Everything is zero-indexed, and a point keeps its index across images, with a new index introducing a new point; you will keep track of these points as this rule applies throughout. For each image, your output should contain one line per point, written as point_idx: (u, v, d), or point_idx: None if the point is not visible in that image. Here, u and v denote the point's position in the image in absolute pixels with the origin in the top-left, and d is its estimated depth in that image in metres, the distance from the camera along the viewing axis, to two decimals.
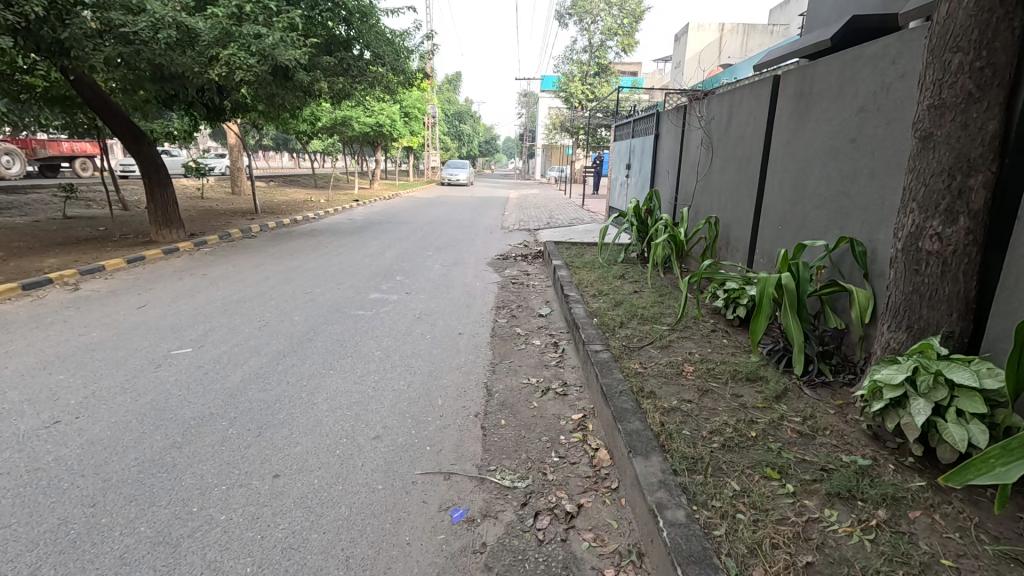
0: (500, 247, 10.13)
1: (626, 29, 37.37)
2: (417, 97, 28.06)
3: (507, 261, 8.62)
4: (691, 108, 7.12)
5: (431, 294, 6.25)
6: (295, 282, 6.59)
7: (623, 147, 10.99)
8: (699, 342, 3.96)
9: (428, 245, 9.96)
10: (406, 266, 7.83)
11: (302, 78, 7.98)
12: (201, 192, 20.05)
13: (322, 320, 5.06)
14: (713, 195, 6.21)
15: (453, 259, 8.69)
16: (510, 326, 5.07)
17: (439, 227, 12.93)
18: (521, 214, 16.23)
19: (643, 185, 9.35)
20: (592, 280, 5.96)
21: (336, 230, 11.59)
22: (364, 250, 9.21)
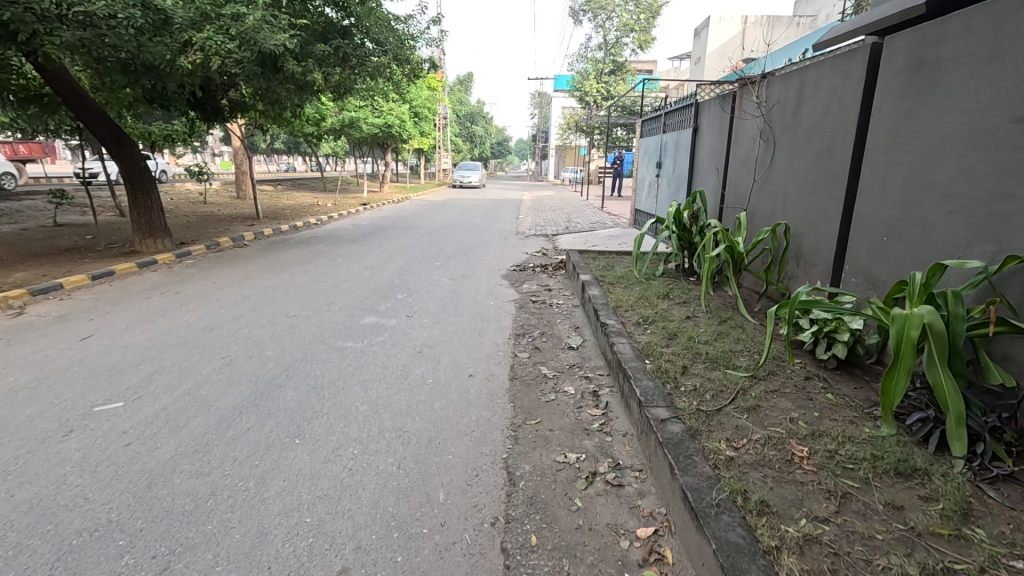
0: (516, 256, 9.09)
1: (643, 25, 36.16)
2: (427, 98, 27.19)
3: (524, 274, 7.58)
4: (742, 93, 6.04)
5: (436, 318, 5.25)
6: (279, 302, 5.66)
7: (653, 143, 9.87)
8: (797, 401, 2.89)
9: (436, 255, 8.98)
10: (410, 281, 6.85)
11: (292, 69, 7.06)
12: (204, 197, 19.34)
13: (302, 356, 4.10)
14: (777, 196, 5.12)
15: (463, 271, 7.69)
16: (535, 365, 4.03)
17: (449, 233, 11.92)
18: (537, 218, 15.18)
19: (679, 185, 8.25)
20: (631, 302, 4.91)
21: (337, 237, 10.66)
22: (365, 261, 8.25)
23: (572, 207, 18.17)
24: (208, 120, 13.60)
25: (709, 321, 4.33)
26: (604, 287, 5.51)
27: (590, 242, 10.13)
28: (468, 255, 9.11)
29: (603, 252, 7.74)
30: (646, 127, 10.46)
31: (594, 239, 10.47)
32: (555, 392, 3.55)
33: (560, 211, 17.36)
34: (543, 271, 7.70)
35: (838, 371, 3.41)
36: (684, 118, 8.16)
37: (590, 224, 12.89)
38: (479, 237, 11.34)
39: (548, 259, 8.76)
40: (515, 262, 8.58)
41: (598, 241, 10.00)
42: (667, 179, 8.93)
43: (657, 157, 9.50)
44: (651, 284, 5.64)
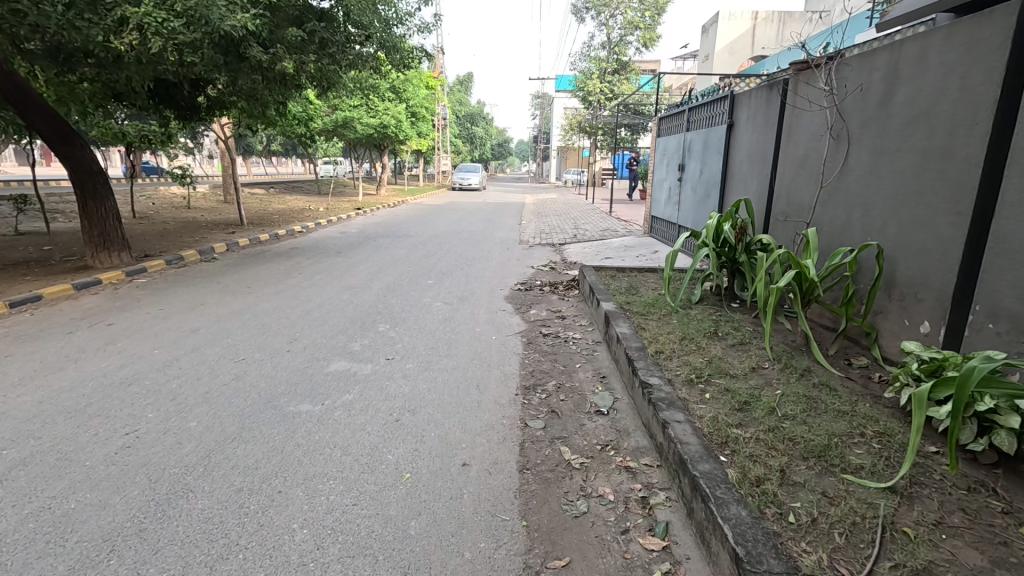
0: (520, 271, 8.04)
1: (648, 23, 35.18)
2: (425, 97, 26.17)
3: (531, 295, 6.51)
4: (798, 82, 4.98)
5: (422, 361, 4.17)
6: (232, 338, 4.60)
7: (673, 142, 8.80)
8: (984, 547, 1.81)
9: (429, 269, 7.92)
10: (397, 306, 5.78)
11: (256, 56, 6.00)
12: (188, 201, 18.33)
13: (236, 429, 3.03)
14: (856, 209, 4.05)
15: (460, 291, 6.62)
16: (553, 445, 2.95)
17: (446, 242, 10.86)
18: (541, 224, 14.13)
19: (708, 191, 7.19)
20: (672, 343, 3.83)
21: (321, 249, 9.60)
22: (346, 278, 7.19)
23: (577, 212, 17.12)
24: (184, 118, 12.58)
25: (786, 379, 3.23)
26: (633, 319, 4.45)
27: (603, 254, 9.06)
28: (466, 269, 8.08)
29: (622, 268, 6.66)
30: (666, 126, 9.39)
31: (606, 250, 9.39)
32: (585, 497, 2.47)
33: (566, 215, 16.30)
34: (553, 292, 6.62)
35: (1001, 470, 2.33)
36: (715, 114, 7.10)
37: (600, 231, 11.83)
38: (479, 247, 10.28)
39: (557, 276, 7.68)
40: (519, 278, 7.51)
41: (613, 254, 8.92)
42: (692, 182, 7.86)
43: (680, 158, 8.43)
44: (691, 316, 4.55)
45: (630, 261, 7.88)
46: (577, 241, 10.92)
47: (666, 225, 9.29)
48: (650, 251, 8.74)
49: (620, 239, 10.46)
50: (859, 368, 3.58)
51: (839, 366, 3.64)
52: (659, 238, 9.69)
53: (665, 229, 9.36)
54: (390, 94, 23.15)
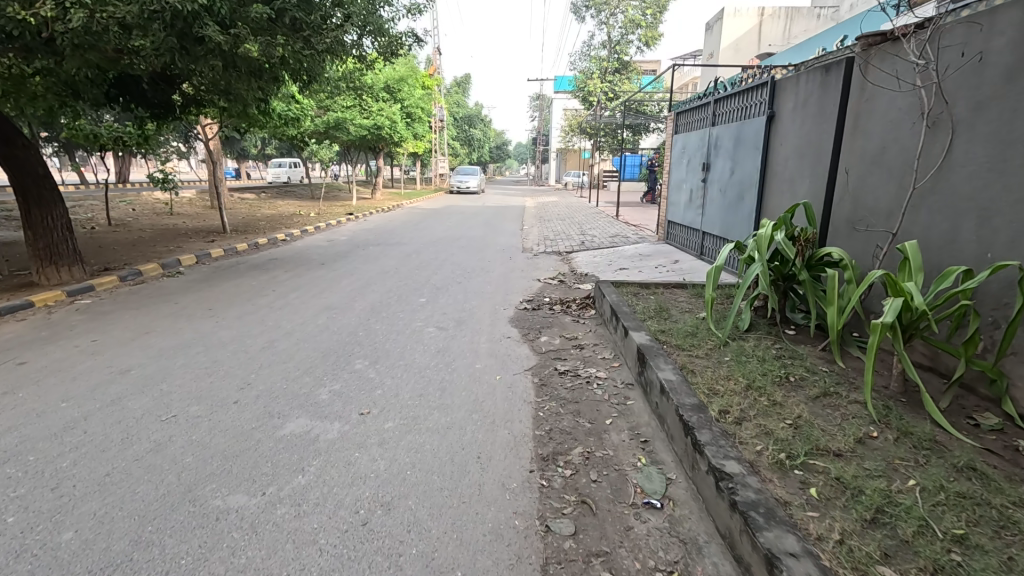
0: (525, 285, 7.11)
1: (649, 21, 34.44)
2: (421, 97, 25.31)
3: (539, 316, 5.58)
4: (868, 60, 4.07)
5: (406, 415, 3.24)
6: (170, 382, 3.68)
7: (695, 139, 7.88)
8: None
9: (422, 284, 7.00)
10: (381, 333, 4.86)
11: (210, 36, 5.14)
12: (171, 207, 17.42)
13: (127, 545, 2.08)
14: (968, 217, 3.12)
15: (456, 311, 5.69)
16: (591, 571, 2.01)
17: (442, 251, 9.93)
18: (545, 230, 13.21)
19: (741, 194, 6.28)
20: (735, 396, 2.91)
21: (304, 260, 8.68)
22: (326, 296, 6.26)
23: (582, 215, 16.24)
24: (158, 118, 11.71)
25: (911, 458, 2.31)
26: (674, 357, 3.52)
27: (617, 264, 8.12)
28: (464, 282, 7.15)
29: (645, 284, 5.73)
30: (685, 122, 8.48)
31: (619, 260, 8.46)
32: None
33: (570, 219, 15.42)
34: (565, 312, 5.69)
35: None
36: (749, 105, 6.19)
37: (610, 237, 10.90)
38: (478, 256, 9.36)
39: (568, 291, 6.76)
40: (525, 294, 6.59)
41: (628, 265, 7.99)
42: (719, 184, 6.95)
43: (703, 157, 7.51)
44: (746, 353, 3.62)
45: (651, 274, 6.96)
46: (585, 248, 10.00)
47: (686, 231, 8.36)
48: (670, 261, 7.81)
49: (633, 246, 9.53)
50: (996, 435, 2.64)
51: (966, 429, 2.71)
52: (678, 245, 8.76)
53: (685, 236, 8.44)
54: (384, 94, 22.27)
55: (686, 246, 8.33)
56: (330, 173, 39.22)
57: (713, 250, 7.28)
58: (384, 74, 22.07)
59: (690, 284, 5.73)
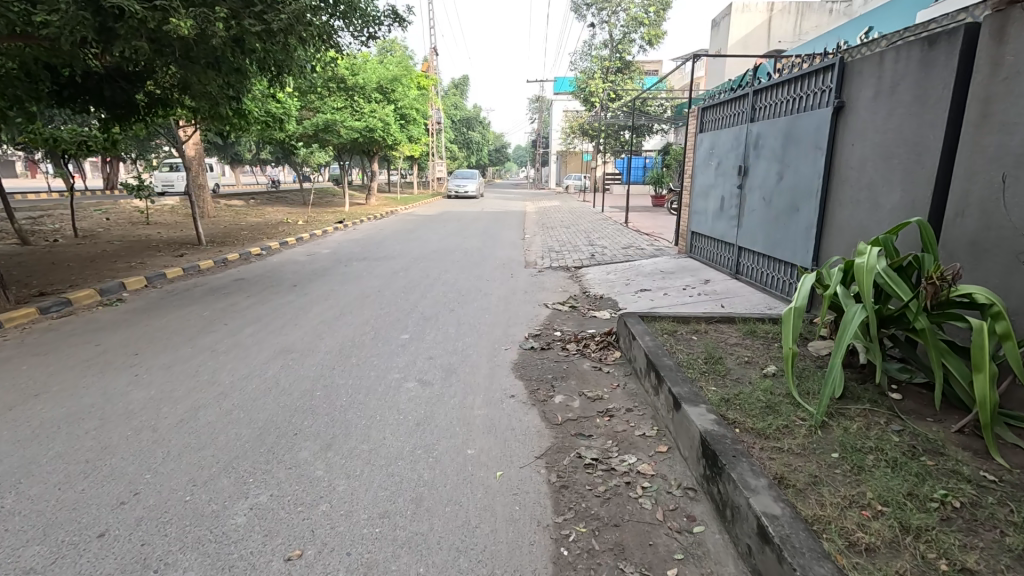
0: (530, 312, 5.98)
1: (652, 19, 33.44)
2: (416, 97, 24.24)
3: (550, 361, 4.45)
4: (1007, 27, 2.96)
5: (357, 562, 2.09)
6: (25, 489, 2.55)
7: (726, 139, 6.78)
8: None
9: (407, 312, 5.88)
10: (347, 391, 3.73)
11: None
12: (148, 216, 16.32)
13: None
14: None
15: (445, 353, 4.56)
16: None
17: (434, 266, 8.81)
18: (549, 239, 12.08)
19: (792, 203, 5.17)
20: (887, 554, 1.78)
21: (274, 280, 7.56)
22: (288, 331, 5.15)
23: (588, 222, 15.13)
24: (121, 120, 10.62)
25: None
26: (758, 458, 2.39)
27: (637, 284, 6.99)
28: (457, 309, 6.02)
29: (682, 317, 4.60)
30: (713, 119, 7.39)
31: (637, 278, 7.33)
32: None
33: (575, 226, 14.32)
34: (583, 355, 4.55)
35: None
36: (802, 96, 5.10)
37: (622, 249, 9.77)
38: (475, 273, 8.23)
39: (582, 322, 5.63)
40: (530, 326, 5.46)
41: (648, 286, 6.86)
42: (760, 191, 5.85)
43: (739, 158, 6.42)
44: (861, 445, 2.49)
45: (680, 301, 5.82)
46: (596, 263, 8.85)
47: (716, 244, 7.23)
48: (699, 282, 6.68)
49: (651, 260, 8.41)
50: None
51: None
52: (704, 259, 7.63)
53: (713, 250, 7.31)
54: (377, 95, 21.19)
55: (715, 261, 7.21)
56: (327, 176, 38.26)
57: (752, 269, 6.15)
58: (377, 74, 21.02)
59: (737, 318, 4.59)
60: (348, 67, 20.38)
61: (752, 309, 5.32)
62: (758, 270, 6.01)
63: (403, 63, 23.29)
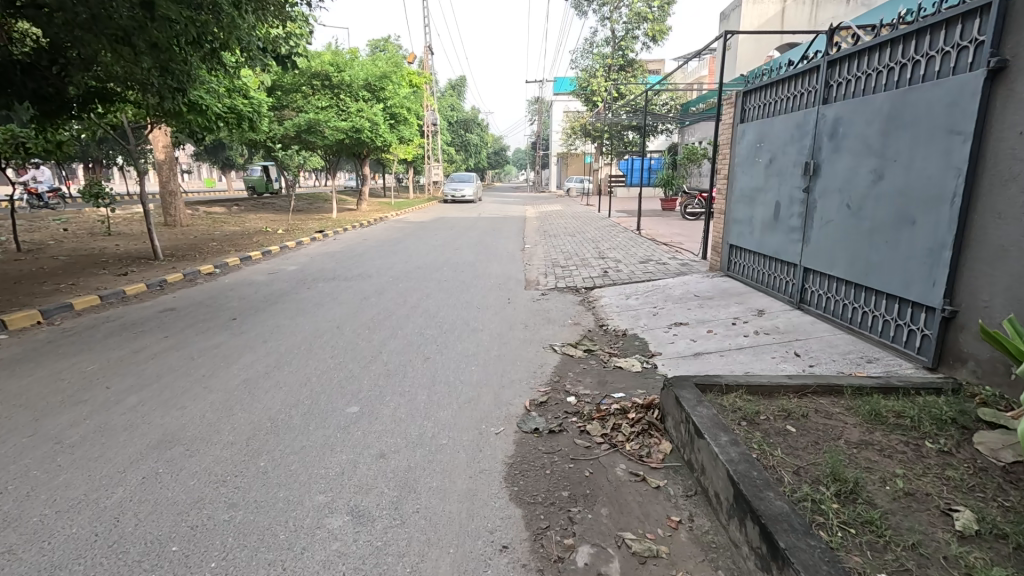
0: (532, 360, 4.46)
1: (657, 14, 32.07)
2: (409, 96, 22.85)
3: (565, 458, 2.93)
4: None
5: None
6: None
7: (782, 128, 5.31)
8: None
9: (366, 363, 4.36)
10: (226, 543, 2.21)
11: None
12: (110, 226, 14.84)
13: None
14: None
15: (407, 446, 3.04)
16: None
17: (414, 288, 7.30)
18: (552, 251, 10.56)
19: (902, 211, 3.67)
20: None
21: (212, 311, 6.05)
22: (190, 401, 3.62)
23: (594, 229, 13.68)
24: (52, 117, 9.09)
25: None
26: None
27: (668, 316, 5.46)
28: (434, 357, 4.50)
29: (758, 388, 3.08)
30: (760, 106, 5.92)
31: (667, 308, 5.81)
32: None
33: (581, 234, 12.85)
34: (613, 448, 3.03)
35: None
36: (915, 60, 3.62)
37: (640, 265, 8.26)
38: (463, 297, 6.71)
39: (603, 377, 4.10)
40: (534, 385, 3.94)
41: (683, 318, 5.34)
42: (840, 195, 4.37)
43: (802, 152, 4.94)
44: None
45: (735, 351, 4.29)
46: (610, 283, 7.33)
47: (766, 262, 5.72)
48: (749, 314, 5.15)
49: (679, 281, 6.87)
50: None
51: None
52: (748, 280, 6.12)
53: (761, 269, 5.81)
54: (365, 93, 19.75)
55: (766, 285, 5.70)
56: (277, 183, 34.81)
57: (827, 298, 4.63)
58: (365, 71, 19.57)
59: (842, 387, 3.07)
60: (333, 64, 18.93)
61: (843, 363, 3.80)
62: (836, 300, 4.49)
63: (394, 61, 21.85)
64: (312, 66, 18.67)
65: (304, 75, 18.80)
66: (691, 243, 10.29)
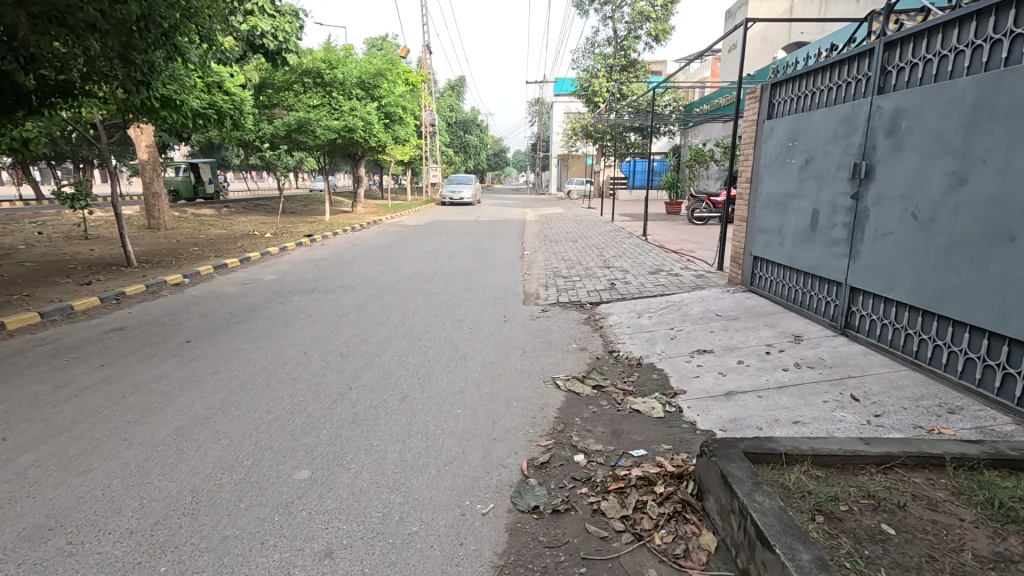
0: (531, 399, 3.72)
1: (660, 13, 31.45)
2: (405, 95, 22.15)
3: (576, 557, 2.19)
4: None
5: None
6: None
7: (821, 124, 4.60)
8: None
9: (331, 403, 3.62)
10: None
11: None
12: (87, 230, 14.08)
13: None
14: None
15: (364, 536, 2.30)
16: None
17: (399, 303, 6.56)
18: (553, 259, 9.82)
19: (994, 224, 2.97)
20: None
21: (165, 332, 5.31)
22: (100, 461, 2.88)
23: (598, 234, 12.98)
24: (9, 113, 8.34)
25: None
26: None
27: (688, 342, 4.72)
28: (413, 396, 3.76)
29: (828, 458, 2.34)
30: (792, 100, 5.20)
31: (686, 331, 5.07)
32: None
33: (584, 240, 12.14)
34: (638, 539, 2.29)
35: None
36: (1011, 36, 2.92)
37: (651, 277, 7.52)
38: (453, 315, 5.98)
39: (618, 425, 3.35)
40: (533, 437, 3.20)
41: (707, 345, 4.59)
42: (902, 203, 3.65)
43: (849, 152, 4.22)
44: None
45: (778, 393, 3.56)
46: (619, 298, 6.59)
47: (799, 279, 4.99)
48: (784, 341, 4.41)
49: (697, 297, 6.12)
50: None
51: None
52: (777, 298, 5.40)
53: (794, 286, 5.08)
54: (360, 91, 19.05)
55: (800, 305, 4.97)
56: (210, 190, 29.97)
57: (882, 325, 3.91)
58: (359, 68, 18.85)
59: (939, 458, 2.33)
60: (326, 60, 18.22)
61: (917, 414, 3.06)
62: (895, 328, 3.78)
63: (390, 58, 21.16)
64: (303, 63, 17.95)
65: (295, 72, 18.08)
66: (704, 251, 9.55)
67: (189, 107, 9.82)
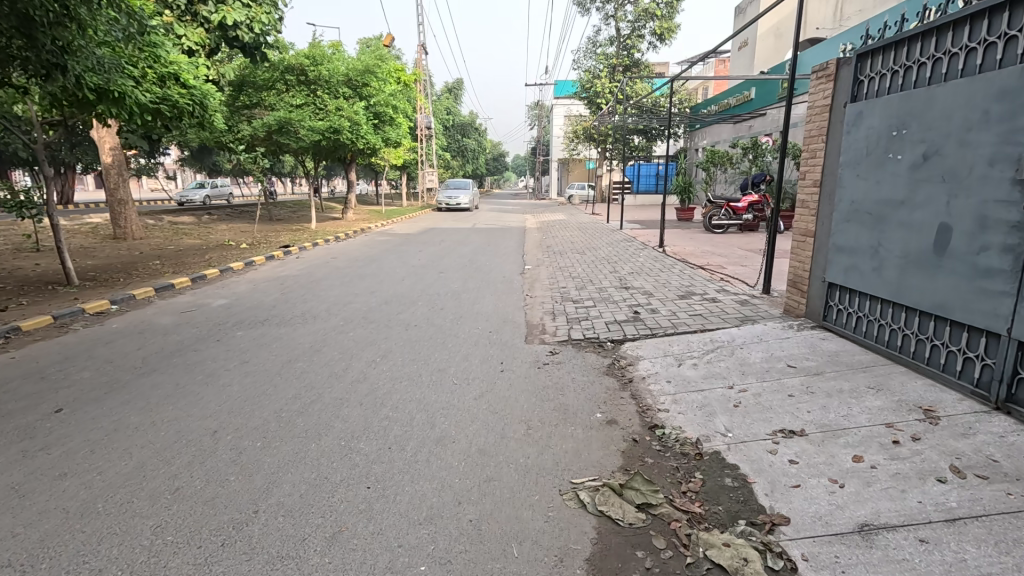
0: (542, 540, 2.30)
1: (665, 12, 30.32)
2: (397, 95, 20.85)
3: None
4: None
5: None
6: None
7: (952, 102, 3.23)
8: None
9: (214, 552, 2.21)
10: None
11: None
12: (38, 240, 12.64)
13: None
14: None
15: None
16: None
17: (367, 342, 5.15)
18: (560, 277, 8.43)
19: None
20: None
21: (35, 393, 3.87)
22: None
23: (608, 245, 11.59)
24: None
25: None
26: None
27: (764, 417, 3.29)
28: (352, 532, 2.35)
29: None
30: (893, 73, 3.81)
31: (754, 394, 3.64)
32: None
33: (592, 253, 10.75)
34: None
35: None
36: None
37: (682, 304, 6.11)
38: (434, 361, 4.57)
39: None
40: None
41: (794, 425, 3.16)
42: None
43: (1016, 138, 2.85)
44: None
45: (954, 537, 2.14)
46: (648, 335, 5.17)
47: (913, 321, 3.59)
48: (913, 421, 2.98)
49: (753, 337, 4.69)
50: None
51: None
52: (873, 344, 3.98)
53: (903, 330, 3.68)
54: (347, 90, 17.74)
55: (915, 359, 3.57)
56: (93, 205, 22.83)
57: None
58: (345, 65, 17.52)
59: None
60: (310, 56, 16.86)
61: None
62: None
63: (379, 56, 19.86)
64: (285, 60, 16.64)
65: (277, 69, 16.77)
66: (737, 268, 8.13)
67: (137, 101, 8.52)
